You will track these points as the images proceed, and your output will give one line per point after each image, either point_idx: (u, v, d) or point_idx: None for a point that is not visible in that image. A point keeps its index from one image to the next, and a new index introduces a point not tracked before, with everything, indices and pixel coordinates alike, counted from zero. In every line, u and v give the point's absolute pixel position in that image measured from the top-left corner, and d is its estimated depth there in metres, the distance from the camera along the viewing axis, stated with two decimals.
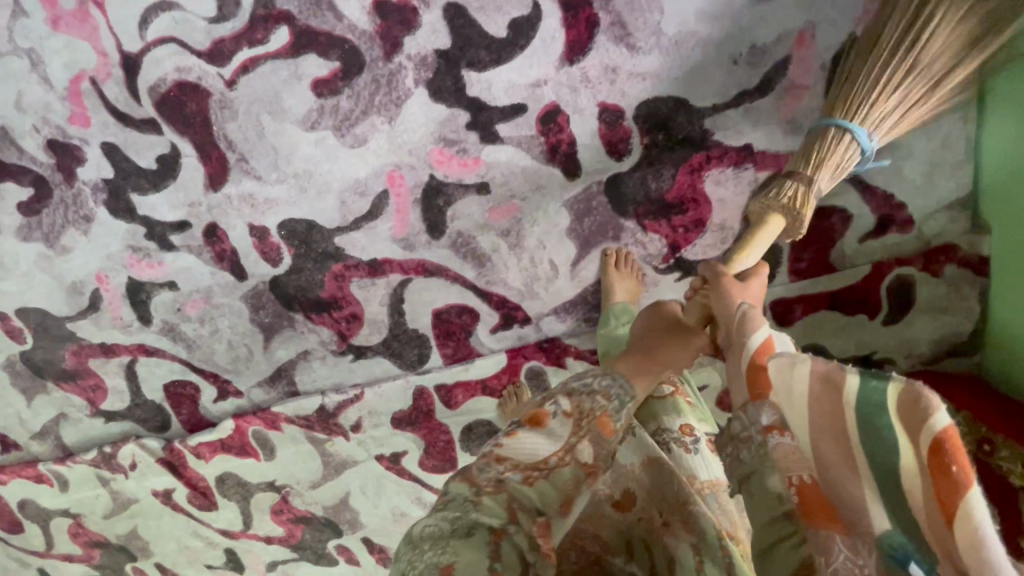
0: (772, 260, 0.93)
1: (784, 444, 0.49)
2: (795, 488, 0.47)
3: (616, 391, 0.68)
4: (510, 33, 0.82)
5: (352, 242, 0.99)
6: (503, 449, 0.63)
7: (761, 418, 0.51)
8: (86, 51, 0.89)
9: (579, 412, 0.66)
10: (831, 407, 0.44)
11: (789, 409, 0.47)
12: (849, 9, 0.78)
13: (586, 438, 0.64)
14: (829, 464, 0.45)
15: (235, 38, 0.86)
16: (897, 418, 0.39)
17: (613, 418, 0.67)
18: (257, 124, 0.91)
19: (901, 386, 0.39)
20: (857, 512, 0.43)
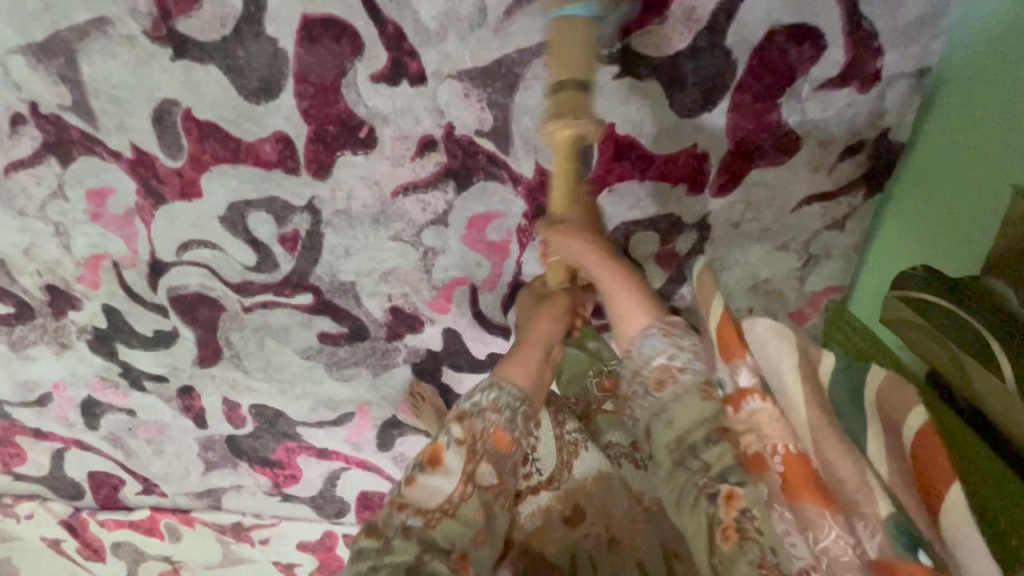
0: None
1: (762, 409, 0.60)
2: (781, 458, 0.57)
3: (506, 402, 0.72)
4: (487, 357, 1.07)
5: (311, 433, 1.19)
6: (405, 496, 0.70)
7: (741, 380, 0.61)
8: (118, 243, 0.97)
9: (471, 438, 0.71)
10: (813, 380, 0.62)
11: (785, 390, 0.62)
12: None
13: (483, 460, 0.72)
14: (824, 437, 0.58)
15: (262, 285, 1.00)
16: (875, 394, 0.60)
17: (506, 431, 0.73)
18: (260, 340, 1.07)
19: (883, 373, 0.60)
20: (855, 500, 0.55)
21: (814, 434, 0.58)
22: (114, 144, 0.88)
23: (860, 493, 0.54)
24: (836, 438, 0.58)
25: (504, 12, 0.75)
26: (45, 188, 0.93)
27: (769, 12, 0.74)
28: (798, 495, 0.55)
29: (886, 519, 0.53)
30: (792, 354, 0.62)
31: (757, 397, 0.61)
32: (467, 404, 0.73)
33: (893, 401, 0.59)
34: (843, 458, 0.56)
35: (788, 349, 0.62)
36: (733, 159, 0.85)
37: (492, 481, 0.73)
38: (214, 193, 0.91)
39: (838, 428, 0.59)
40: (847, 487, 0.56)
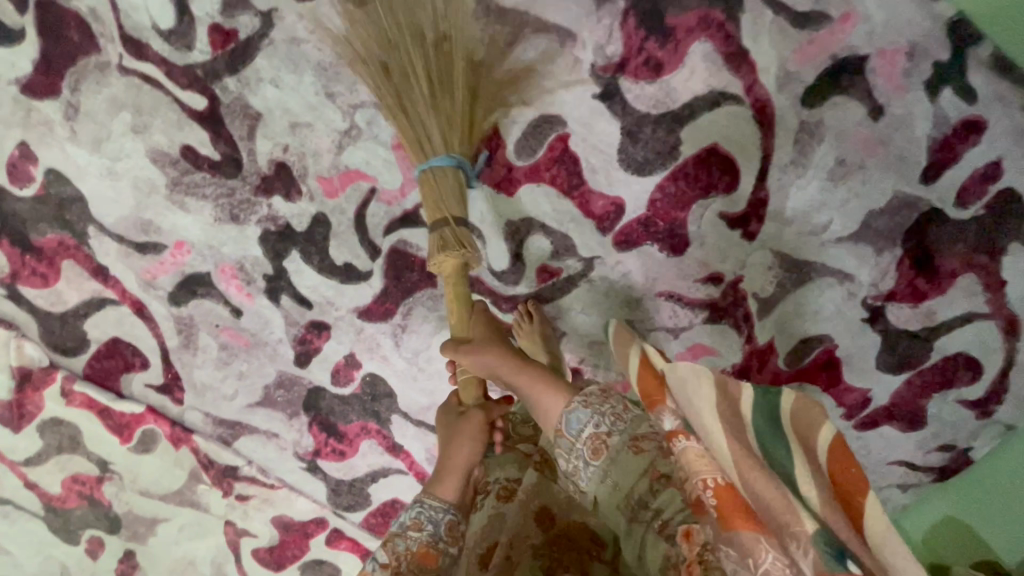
0: None
1: (692, 449, 0.56)
2: (711, 489, 0.54)
3: (424, 516, 0.75)
4: None
5: (402, 426, 1.14)
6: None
7: (666, 423, 0.58)
8: (393, 178, 0.94)
9: (394, 568, 0.71)
10: (725, 403, 0.56)
11: (703, 419, 0.57)
12: None
13: (404, 574, 0.71)
14: (758, 474, 0.53)
15: (489, 289, 1.02)
16: (789, 430, 0.55)
17: (431, 546, 0.73)
18: (437, 327, 1.05)
19: (794, 396, 0.54)
20: (785, 522, 0.51)
21: (743, 469, 0.53)
22: (479, 113, 0.89)
23: (784, 516, 0.51)
24: (753, 469, 0.53)
25: (835, 237, 0.96)
26: (373, 96, 0.89)
27: (969, 344, 1.02)
28: (731, 525, 0.52)
29: (811, 539, 0.50)
30: (710, 394, 0.57)
31: (683, 437, 0.57)
32: (411, 528, 0.74)
33: (804, 419, 0.54)
34: (761, 478, 0.53)
35: (706, 386, 0.57)
36: (879, 413, 1.11)
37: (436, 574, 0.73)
38: (522, 201, 0.95)
39: (755, 452, 0.54)
40: (775, 508, 0.52)
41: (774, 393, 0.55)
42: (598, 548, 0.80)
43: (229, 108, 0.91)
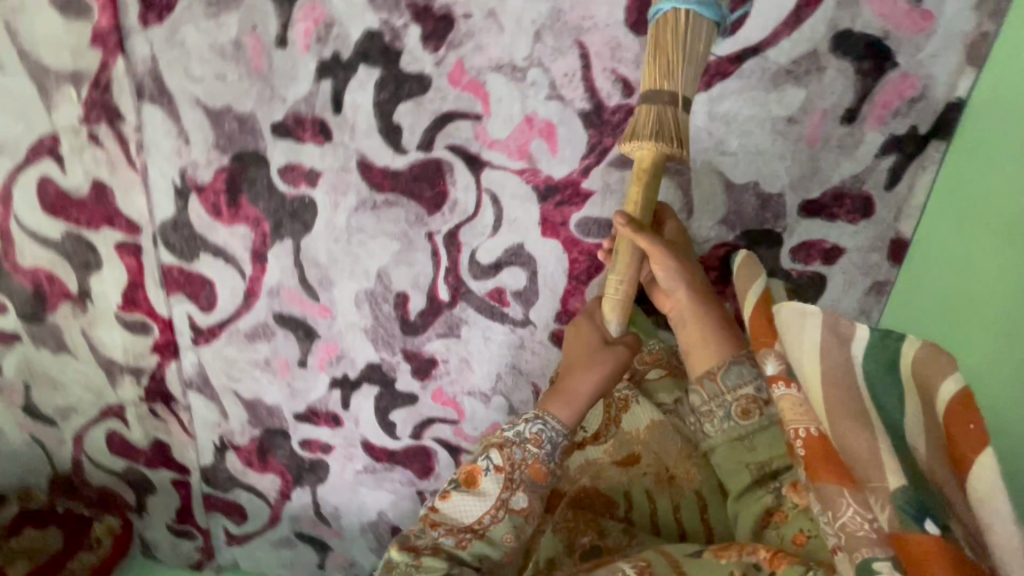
0: (221, 487, 1.44)
1: (789, 396, 0.64)
2: (802, 443, 0.62)
3: (546, 435, 0.79)
4: (386, 420, 1.26)
5: (285, 253, 1.13)
6: (438, 516, 0.78)
7: (772, 368, 0.66)
8: (498, 130, 0.96)
9: (511, 465, 0.77)
10: (832, 355, 0.60)
11: (798, 364, 0.62)
12: (345, 551, 1.47)
13: (518, 487, 0.77)
14: (847, 421, 0.58)
15: (456, 259, 1.07)
16: (907, 374, 0.56)
17: (541, 463, 0.79)
18: (395, 235, 1.08)
19: (917, 343, 0.56)
20: (870, 471, 0.57)
21: (836, 426, 0.59)
22: (593, 175, 0.96)
23: (880, 473, 0.57)
24: (851, 417, 0.58)
25: None
26: (558, 78, 0.91)
27: None
28: (819, 479, 0.60)
29: (889, 496, 0.56)
30: (816, 334, 0.61)
31: (785, 385, 0.65)
32: (511, 434, 0.79)
33: (926, 364, 0.55)
34: (860, 439, 0.57)
35: (813, 329, 0.61)
36: None
37: (522, 504, 0.78)
38: (543, 247, 1.03)
39: (856, 396, 0.59)
40: (860, 462, 0.57)
41: (897, 343, 0.57)
42: (614, 506, 0.88)
43: None
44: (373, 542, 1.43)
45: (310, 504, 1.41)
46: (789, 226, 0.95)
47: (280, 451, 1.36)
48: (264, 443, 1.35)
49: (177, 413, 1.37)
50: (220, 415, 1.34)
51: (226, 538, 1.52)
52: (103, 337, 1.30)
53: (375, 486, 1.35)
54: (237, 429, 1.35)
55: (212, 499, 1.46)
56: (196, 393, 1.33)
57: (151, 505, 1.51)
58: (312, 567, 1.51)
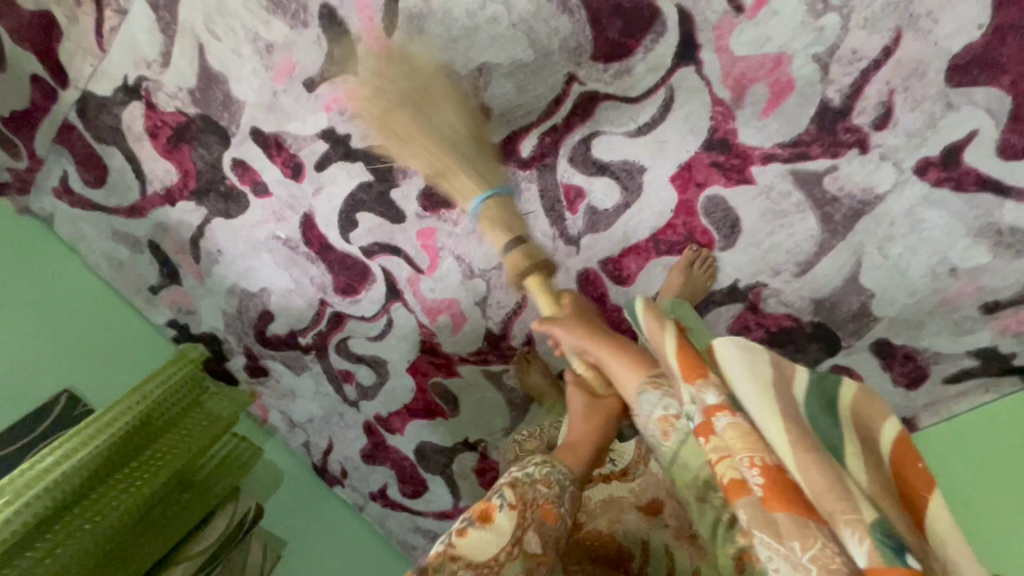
0: (93, 131, 1.07)
1: (737, 426, 0.46)
2: (757, 470, 0.43)
3: (555, 476, 0.64)
4: (350, 214, 1.02)
5: None
6: (458, 550, 0.55)
7: (707, 398, 0.48)
8: (741, 42, 0.76)
9: (523, 502, 0.59)
10: (777, 390, 0.45)
11: (746, 397, 0.45)
12: (192, 296, 1.22)
13: (529, 530, 0.59)
14: (801, 444, 0.42)
15: (569, 127, 0.87)
16: (846, 413, 0.44)
17: (556, 510, 0.61)
18: (536, 46, 0.82)
19: (843, 383, 0.44)
20: (829, 504, 0.40)
21: (797, 453, 0.41)
22: (770, 168, 0.82)
23: (841, 505, 0.39)
24: (815, 466, 0.41)
25: None
26: (843, 48, 0.74)
27: (434, 501, 1.30)
28: (774, 510, 0.42)
29: (863, 525, 0.38)
30: (766, 373, 0.45)
31: (729, 416, 0.47)
32: (521, 475, 0.62)
33: (862, 404, 0.44)
34: (817, 474, 0.41)
35: (760, 364, 0.45)
36: (378, 437, 1.28)
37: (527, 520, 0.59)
38: (658, 190, 0.87)
39: (806, 430, 0.43)
40: (818, 494, 0.40)
41: (833, 379, 0.45)
42: (627, 561, 0.73)
43: None
44: (232, 310, 1.20)
45: (191, 228, 1.12)
46: (854, 348, 0.92)
47: (200, 150, 1.03)
48: (189, 128, 1.02)
49: (101, 7, 0.95)
50: (157, 56, 0.97)
51: (59, 186, 1.16)
52: None
53: (281, 263, 1.11)
54: (166, 89, 0.99)
55: (72, 135, 1.09)
56: (145, 6, 0.93)
57: None
58: (142, 285, 1.24)
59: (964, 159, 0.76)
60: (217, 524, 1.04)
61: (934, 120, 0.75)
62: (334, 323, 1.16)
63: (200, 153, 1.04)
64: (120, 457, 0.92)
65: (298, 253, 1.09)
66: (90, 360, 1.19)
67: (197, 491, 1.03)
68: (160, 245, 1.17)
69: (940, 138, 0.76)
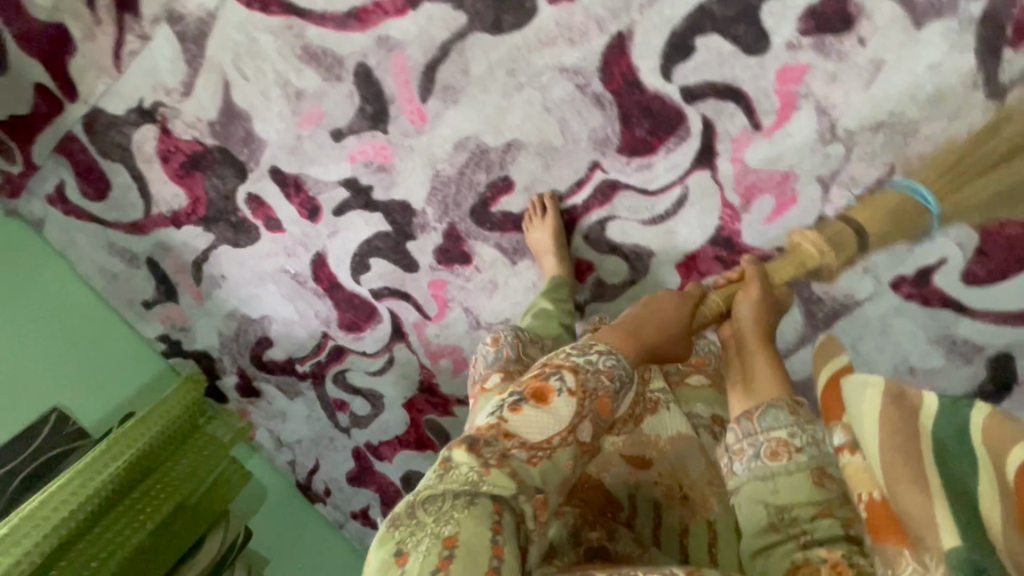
0: (99, 146, 1.04)
1: (855, 466, 0.44)
2: (862, 502, 0.42)
3: (617, 370, 0.55)
4: (363, 258, 1.04)
5: (444, 25, 0.82)
6: (507, 425, 0.49)
7: (835, 440, 0.46)
8: (756, 156, 0.82)
9: (581, 390, 0.51)
10: (902, 427, 0.35)
11: (862, 430, 0.38)
12: (188, 314, 1.21)
13: (586, 417, 0.51)
14: (912, 478, 0.34)
15: (589, 208, 0.91)
16: (982, 447, 0.32)
17: (609, 399, 0.53)
18: (566, 132, 0.86)
19: (986, 410, 0.33)
20: (921, 541, 0.34)
21: (892, 475, 0.35)
22: (766, 267, 0.90)
23: (928, 534, 0.33)
24: (904, 480, 0.34)
25: None
26: (844, 174, 0.81)
27: None
28: (881, 540, 0.39)
29: (940, 552, 0.32)
30: (885, 417, 0.36)
31: (850, 454, 0.44)
32: (580, 360, 0.53)
33: (997, 442, 0.31)
34: (916, 497, 0.34)
35: (873, 397, 0.37)
36: (366, 462, 1.31)
37: (585, 441, 0.51)
38: (663, 273, 0.94)
39: (915, 456, 0.34)
40: (914, 522, 0.34)
41: (970, 405, 0.33)
42: (617, 508, 0.67)
43: None
44: (230, 332, 1.21)
45: (195, 251, 1.12)
46: None
47: (213, 180, 1.03)
48: (204, 158, 1.01)
49: (121, 29, 0.92)
50: (178, 84, 0.95)
51: (53, 194, 1.12)
52: None
53: (286, 294, 1.12)
54: (184, 117, 0.98)
55: (74, 147, 1.06)
56: (170, 36, 0.91)
57: None
58: (135, 299, 1.22)
59: (933, 280, 0.86)
60: (213, 543, 1.07)
61: (911, 244, 0.84)
62: (334, 355, 1.18)
63: (213, 183, 1.03)
64: (115, 493, 0.94)
65: (306, 288, 1.10)
66: (74, 370, 1.15)
67: (195, 514, 1.04)
68: (159, 264, 1.15)
69: (914, 260, 0.85)
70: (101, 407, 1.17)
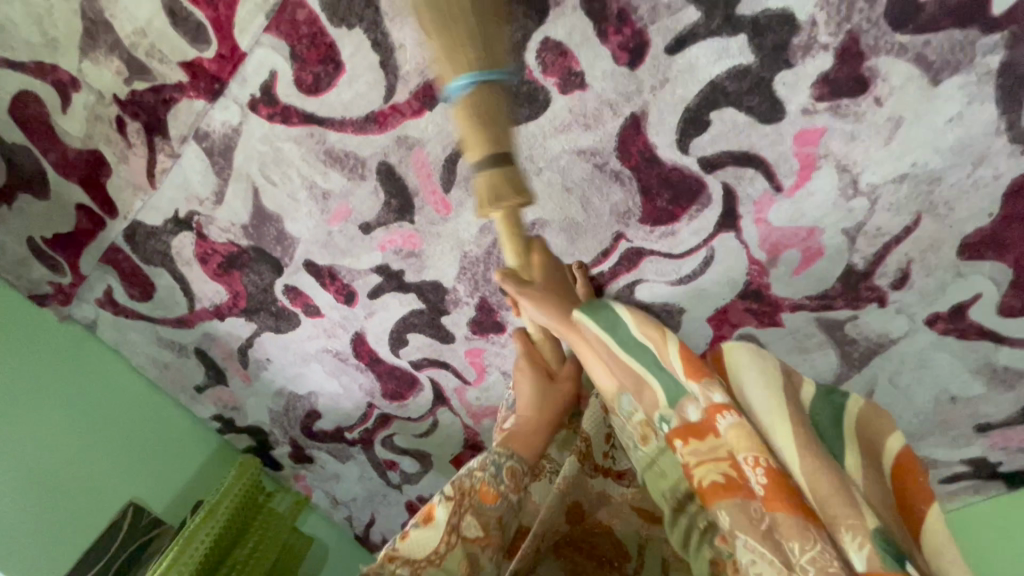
0: (141, 253, 1.10)
1: (733, 425, 0.49)
2: (761, 471, 0.48)
3: (491, 459, 0.70)
4: (401, 336, 1.08)
5: (459, 122, 0.84)
6: (398, 550, 0.66)
7: (715, 396, 0.50)
8: (779, 215, 0.84)
9: (458, 492, 0.67)
10: (789, 398, 0.50)
11: (760, 397, 0.50)
12: (238, 395, 1.27)
13: (463, 511, 0.67)
14: (808, 441, 0.47)
15: (616, 274, 0.94)
16: (853, 422, 0.51)
17: (491, 487, 0.68)
18: (588, 207, 0.88)
19: (857, 399, 0.51)
20: (828, 507, 0.45)
21: (798, 448, 0.47)
22: (797, 313, 0.92)
23: (829, 505, 0.45)
24: (806, 450, 0.46)
25: None
26: (870, 225, 0.82)
27: None
28: (774, 509, 0.47)
29: (864, 530, 0.44)
30: (772, 372, 0.51)
31: (731, 415, 0.49)
32: (473, 462, 0.70)
33: (871, 420, 0.51)
34: (810, 462, 0.46)
35: (769, 364, 0.51)
36: None
37: (476, 533, 0.68)
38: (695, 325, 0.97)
39: (811, 431, 0.48)
40: (812, 488, 0.46)
41: (842, 395, 0.52)
42: (624, 558, 0.77)
43: (968, 46, 0.69)
44: (280, 409, 1.26)
45: (240, 340, 1.17)
46: None
47: (251, 275, 1.07)
48: (240, 257, 1.05)
49: (151, 150, 0.96)
50: (209, 194, 0.99)
51: (102, 297, 1.18)
52: None
53: (330, 372, 1.17)
54: (219, 223, 1.02)
55: (118, 256, 1.11)
56: (198, 151, 0.95)
57: (26, 205, 1.08)
58: (188, 385, 1.28)
59: (968, 316, 0.86)
60: None
61: (944, 284, 0.85)
62: (381, 422, 1.22)
63: (251, 278, 1.07)
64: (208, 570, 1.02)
65: (348, 365, 1.15)
66: (139, 462, 1.24)
67: None
68: (208, 352, 1.21)
69: (949, 298, 0.86)
70: (169, 493, 1.26)
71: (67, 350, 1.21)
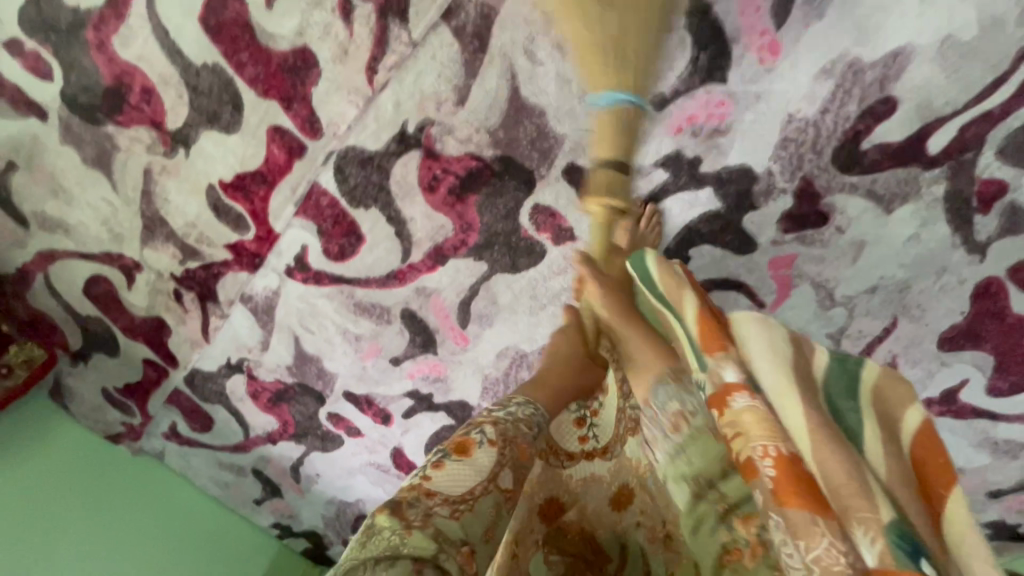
0: (200, 394, 1.23)
1: (749, 410, 0.44)
2: (767, 458, 0.42)
3: (531, 416, 0.57)
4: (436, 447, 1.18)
5: (469, 272, 0.96)
6: (433, 482, 0.48)
7: (725, 374, 0.47)
8: None
9: (504, 439, 0.51)
10: (804, 375, 0.47)
11: (768, 374, 0.46)
12: (292, 504, 1.38)
13: (521, 466, 0.51)
14: (826, 435, 0.42)
15: None
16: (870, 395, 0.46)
17: (529, 442, 0.54)
18: None
19: (871, 365, 0.47)
20: (853, 500, 0.39)
21: (816, 441, 0.42)
22: None
23: (848, 492, 0.40)
24: (821, 439, 0.42)
25: None
26: (852, 328, 0.90)
27: None
28: (787, 505, 0.40)
29: (880, 526, 0.38)
30: (786, 353, 0.47)
31: (747, 398, 0.45)
32: (499, 414, 0.55)
33: (885, 385, 0.46)
34: (834, 461, 0.41)
35: (777, 336, 0.48)
36: None
37: (506, 486, 0.51)
38: None
39: (826, 416, 0.44)
40: (834, 486, 0.40)
41: (853, 362, 0.47)
42: (606, 559, 0.62)
43: (913, 180, 0.77)
44: (332, 514, 1.37)
45: (292, 459, 1.28)
46: None
47: (298, 406, 1.19)
48: (287, 392, 1.18)
49: (205, 313, 1.10)
50: (257, 343, 1.12)
51: (168, 431, 1.32)
52: (167, 191, 0.98)
53: (375, 480, 1.27)
54: (267, 365, 1.15)
55: (180, 397, 1.25)
56: (245, 311, 1.08)
57: (100, 363, 1.23)
58: (247, 498, 1.40)
59: (960, 397, 0.93)
60: None
61: (931, 372, 0.92)
62: None
63: (298, 408, 1.20)
64: None
65: (391, 474, 1.25)
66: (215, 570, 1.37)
67: None
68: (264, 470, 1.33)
69: (938, 383, 0.92)
70: None
71: (144, 480, 1.35)
